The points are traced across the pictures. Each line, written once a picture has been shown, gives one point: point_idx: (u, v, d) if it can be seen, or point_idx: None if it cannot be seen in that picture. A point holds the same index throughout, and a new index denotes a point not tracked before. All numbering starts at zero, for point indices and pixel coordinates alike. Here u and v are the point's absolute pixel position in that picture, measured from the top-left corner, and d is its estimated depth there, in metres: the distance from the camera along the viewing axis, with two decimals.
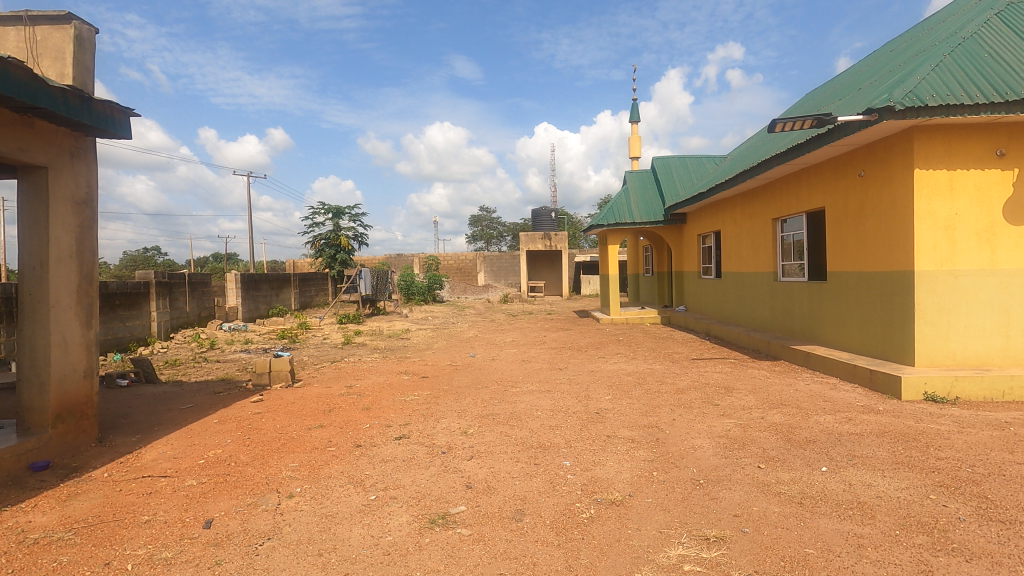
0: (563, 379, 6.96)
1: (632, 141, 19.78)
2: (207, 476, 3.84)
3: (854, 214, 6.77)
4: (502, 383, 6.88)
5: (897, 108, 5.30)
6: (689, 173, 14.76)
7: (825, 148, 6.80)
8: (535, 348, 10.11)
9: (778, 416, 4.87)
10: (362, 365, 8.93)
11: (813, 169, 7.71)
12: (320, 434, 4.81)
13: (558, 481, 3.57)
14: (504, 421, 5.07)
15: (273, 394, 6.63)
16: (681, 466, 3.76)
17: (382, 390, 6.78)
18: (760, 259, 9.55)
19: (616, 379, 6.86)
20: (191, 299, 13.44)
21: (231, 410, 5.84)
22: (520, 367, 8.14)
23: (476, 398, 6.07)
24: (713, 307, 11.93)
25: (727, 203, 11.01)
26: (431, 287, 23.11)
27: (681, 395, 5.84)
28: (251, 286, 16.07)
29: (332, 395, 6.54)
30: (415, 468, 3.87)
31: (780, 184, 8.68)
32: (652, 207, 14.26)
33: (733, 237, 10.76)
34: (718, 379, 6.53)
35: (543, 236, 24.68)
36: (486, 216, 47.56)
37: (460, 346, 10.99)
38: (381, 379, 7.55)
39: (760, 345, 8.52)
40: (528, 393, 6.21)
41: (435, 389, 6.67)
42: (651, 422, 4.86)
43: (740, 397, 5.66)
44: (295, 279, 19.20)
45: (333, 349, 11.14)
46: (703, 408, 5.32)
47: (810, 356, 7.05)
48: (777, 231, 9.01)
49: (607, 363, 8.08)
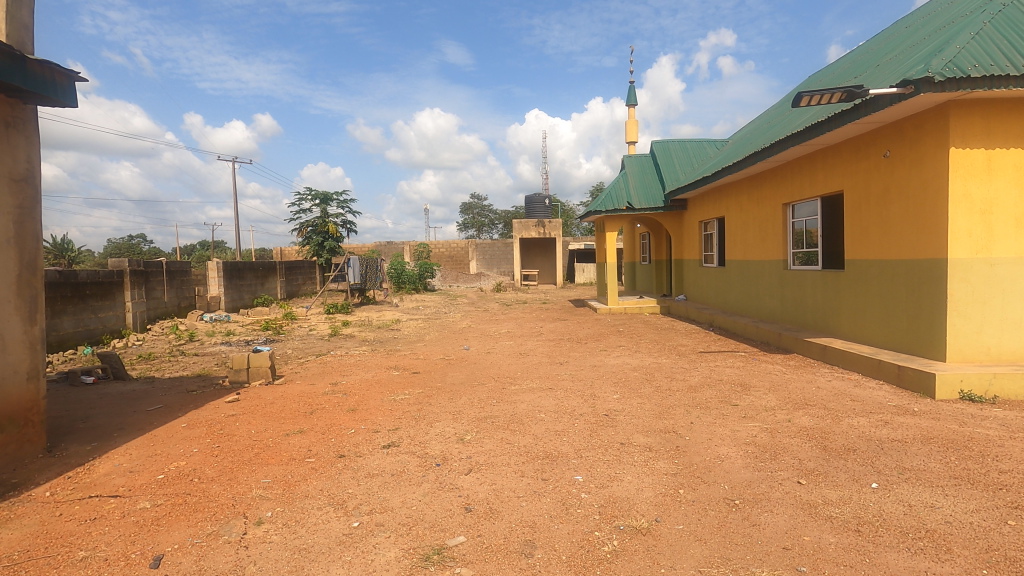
0: (565, 376, 6.48)
1: (629, 125, 19.22)
2: (164, 497, 3.32)
3: (878, 197, 6.32)
4: (499, 380, 6.39)
5: (937, 80, 4.80)
6: (690, 158, 14.27)
7: (848, 126, 6.31)
8: (532, 340, 9.62)
9: (807, 419, 4.42)
10: (349, 359, 8.40)
11: (830, 151, 7.24)
12: (299, 442, 4.30)
13: (571, 502, 3.09)
14: (505, 424, 4.59)
15: (251, 393, 6.10)
16: (710, 481, 3.30)
17: (370, 388, 6.26)
18: (768, 246, 9.11)
19: (622, 375, 6.38)
20: (170, 289, 12.81)
21: (203, 412, 5.30)
22: (518, 362, 7.65)
23: (473, 398, 5.58)
24: (716, 296, 11.50)
25: (732, 188, 10.54)
26: (422, 276, 22.54)
27: (696, 394, 5.38)
28: (234, 275, 15.42)
29: (316, 394, 6.02)
30: (407, 485, 3.38)
31: (792, 167, 8.20)
32: (651, 193, 13.76)
33: (739, 224, 10.29)
34: (732, 376, 6.07)
35: (537, 223, 24.15)
36: (478, 204, 46.89)
37: (453, 338, 10.47)
38: (369, 375, 7.03)
39: (770, 337, 8.10)
40: (528, 392, 5.72)
41: (427, 387, 6.17)
42: (667, 426, 4.39)
43: (759, 396, 5.21)
44: (281, 268, 18.55)
45: (320, 341, 10.59)
46: (722, 409, 4.85)
47: (827, 350, 6.62)
48: (787, 216, 8.56)
49: (611, 357, 7.61)
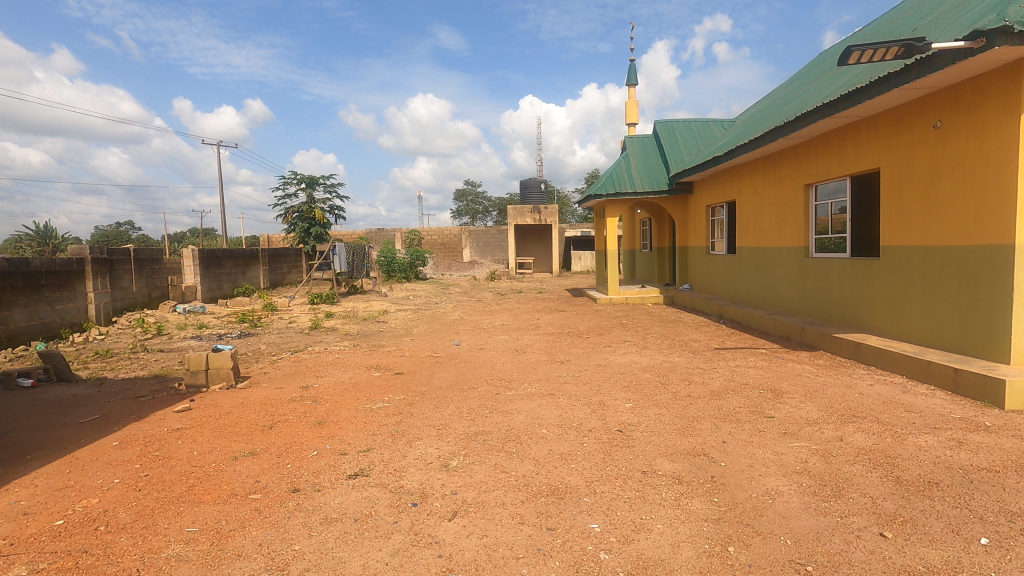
0: (568, 378, 5.71)
1: (629, 106, 18.32)
2: (51, 557, 2.52)
3: (924, 175, 5.55)
4: (493, 383, 5.63)
5: (1016, 30, 4.00)
6: (696, 138, 13.43)
7: (891, 94, 5.51)
8: (529, 334, 8.84)
9: (862, 438, 3.68)
10: (327, 357, 7.59)
11: (863, 124, 6.46)
12: (247, 469, 3.51)
13: (587, 568, 2.31)
14: (499, 444, 3.81)
15: (207, 400, 5.29)
16: (766, 534, 2.54)
17: (345, 393, 5.48)
18: (786, 232, 8.35)
19: (632, 377, 5.62)
20: (140, 278, 11.92)
21: (143, 426, 4.50)
22: (514, 360, 6.89)
23: (463, 407, 4.80)
24: (725, 286, 10.75)
25: (745, 169, 9.75)
26: (413, 264, 21.67)
27: (722, 403, 4.63)
28: (212, 263, 14.52)
29: (281, 401, 5.22)
30: (371, 540, 2.59)
31: (816, 144, 7.41)
32: (654, 176, 12.94)
33: (751, 208, 9.52)
34: (758, 379, 5.32)
35: (532, 210, 23.28)
36: (471, 191, 45.92)
37: (444, 331, 9.67)
38: (346, 377, 6.23)
39: (791, 332, 7.36)
40: (527, 400, 4.94)
41: (410, 393, 5.39)
42: (695, 448, 3.63)
43: (795, 405, 4.47)
44: (264, 256, 17.64)
45: (299, 336, 9.78)
46: (756, 423, 4.09)
47: (861, 348, 5.88)
48: (810, 199, 7.79)
49: (616, 355, 6.85)
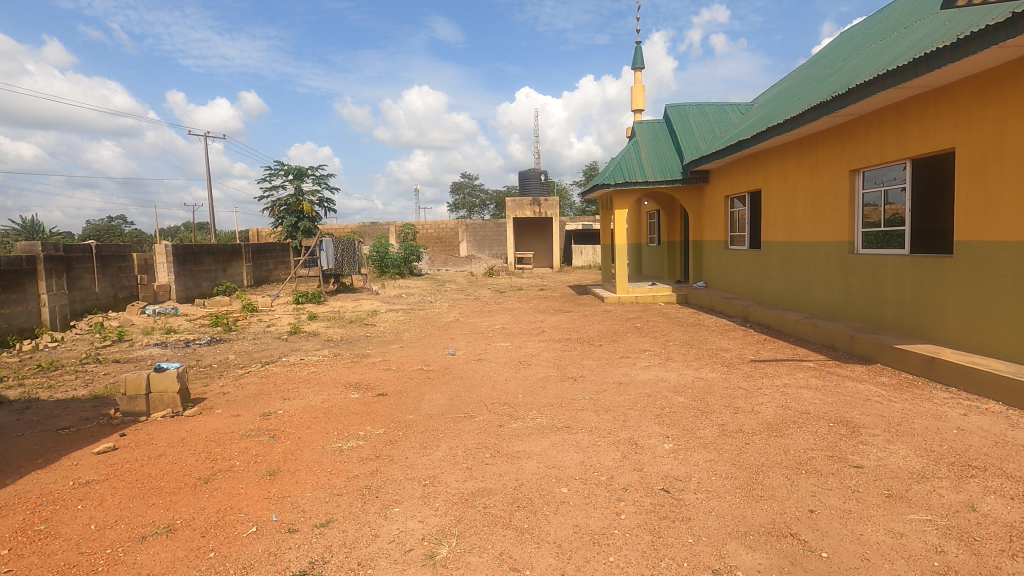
0: (585, 403, 4.70)
1: (635, 91, 17.26)
2: None
3: (1017, 157, 4.59)
4: (495, 410, 4.62)
5: None
6: (711, 123, 12.40)
7: (982, 55, 4.52)
8: (533, 340, 7.85)
9: (1002, 507, 2.69)
10: (302, 370, 6.58)
11: (931, 97, 5.47)
12: (152, 561, 2.49)
13: None
14: (506, 515, 2.80)
15: (142, 436, 4.28)
16: None
17: (313, 424, 4.47)
18: (825, 224, 7.38)
19: (663, 403, 4.62)
20: (103, 278, 10.86)
21: (45, 479, 3.48)
22: (517, 375, 5.89)
23: (457, 447, 3.79)
24: (748, 285, 9.79)
25: (772, 155, 8.77)
26: (407, 259, 20.61)
27: (787, 442, 3.65)
28: (188, 259, 13.44)
29: (231, 437, 4.20)
30: None
31: (866, 122, 6.42)
32: (667, 164, 11.93)
33: (781, 198, 8.52)
34: (821, 407, 4.32)
35: (531, 202, 22.22)
36: (468, 183, 44.75)
37: (437, 336, 8.66)
38: (318, 400, 5.21)
39: (835, 341, 6.41)
40: (537, 437, 3.94)
41: (393, 424, 4.38)
42: (777, 523, 2.64)
43: (884, 448, 3.48)
44: (247, 252, 16.57)
45: (275, 342, 8.76)
46: (844, 478, 3.10)
47: (936, 363, 4.91)
48: (855, 187, 6.81)
49: (637, 369, 5.85)
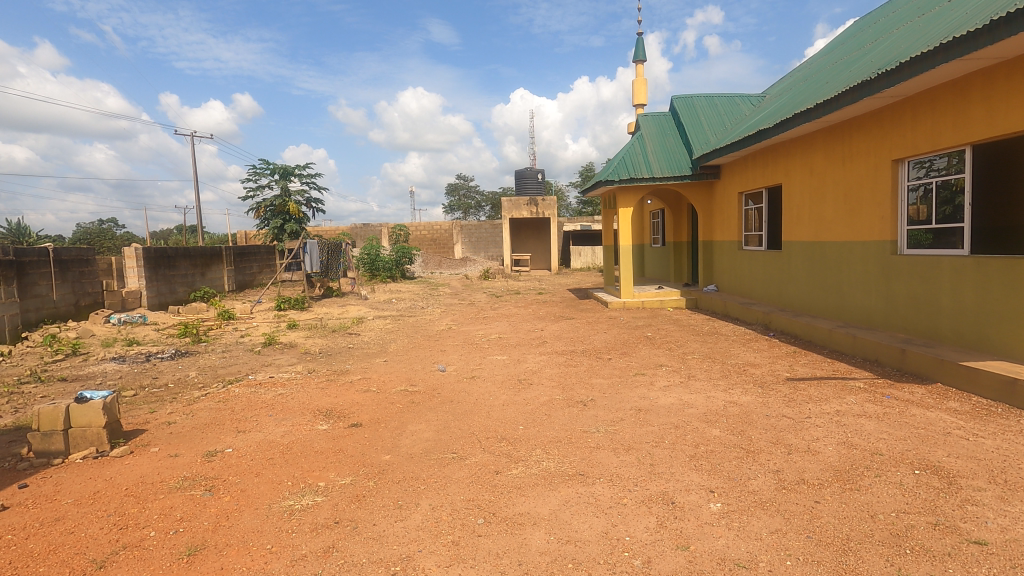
0: (601, 440, 3.85)
1: (637, 85, 16.44)
2: None
3: None
4: (491, 449, 3.76)
5: None
6: (720, 115, 11.58)
7: None
8: (534, 353, 6.99)
9: None
10: (268, 392, 5.71)
11: (1000, 71, 4.66)
12: None
13: None
14: None
15: (45, 489, 3.40)
16: None
17: (264, 469, 3.60)
18: (860, 221, 6.57)
19: (696, 439, 3.77)
20: (62, 284, 9.95)
21: None
22: (516, 398, 5.03)
23: (441, 508, 2.93)
24: (766, 289, 8.99)
25: (794, 145, 7.97)
26: (399, 262, 19.75)
27: (869, 501, 2.81)
28: (161, 263, 12.54)
29: (158, 490, 3.32)
30: None
31: (915, 104, 5.61)
32: (674, 159, 11.11)
33: (807, 194, 7.71)
34: (895, 446, 3.48)
35: (529, 202, 21.38)
36: (463, 184, 43.93)
37: (427, 348, 7.80)
38: (278, 433, 4.34)
39: (879, 354, 5.60)
40: (544, 491, 3.08)
41: (363, 470, 3.52)
42: None
43: (1004, 511, 2.64)
44: (229, 255, 15.66)
45: (246, 355, 7.86)
46: (970, 565, 2.25)
47: (1018, 386, 4.09)
48: (898, 181, 6.01)
49: (656, 392, 5.00)
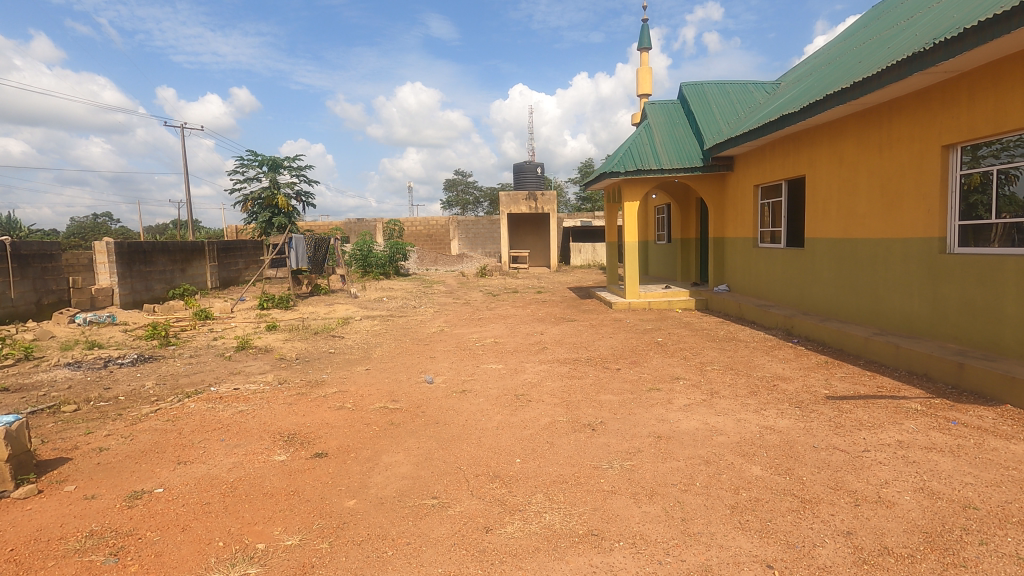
0: (616, 481, 3.11)
1: (641, 74, 15.66)
2: None
3: None
4: (480, 494, 3.02)
5: None
6: (732, 103, 10.82)
7: None
8: (533, 362, 6.24)
9: None
10: (226, 408, 4.94)
11: None
12: None
13: None
14: None
15: None
16: None
17: (192, 521, 2.84)
18: (901, 216, 5.84)
19: (735, 482, 3.04)
20: (21, 281, 9.17)
21: None
22: (514, 419, 4.29)
23: None
24: (787, 290, 8.26)
25: (821, 132, 7.22)
26: (393, 258, 18.96)
27: None
28: (136, 258, 11.75)
29: (48, 553, 2.57)
30: None
31: (973, 80, 4.87)
32: (684, 149, 10.36)
33: (835, 185, 6.98)
34: (993, 498, 2.74)
35: (527, 197, 20.59)
36: (462, 180, 43.14)
37: (414, 355, 7.06)
38: (226, 465, 3.60)
39: (929, 368, 4.89)
40: (548, 564, 2.34)
41: (315, 524, 2.77)
42: None
43: None
44: (211, 250, 14.88)
45: (215, 362, 7.11)
46: None
47: None
48: (948, 170, 5.28)
49: (677, 413, 4.26)
